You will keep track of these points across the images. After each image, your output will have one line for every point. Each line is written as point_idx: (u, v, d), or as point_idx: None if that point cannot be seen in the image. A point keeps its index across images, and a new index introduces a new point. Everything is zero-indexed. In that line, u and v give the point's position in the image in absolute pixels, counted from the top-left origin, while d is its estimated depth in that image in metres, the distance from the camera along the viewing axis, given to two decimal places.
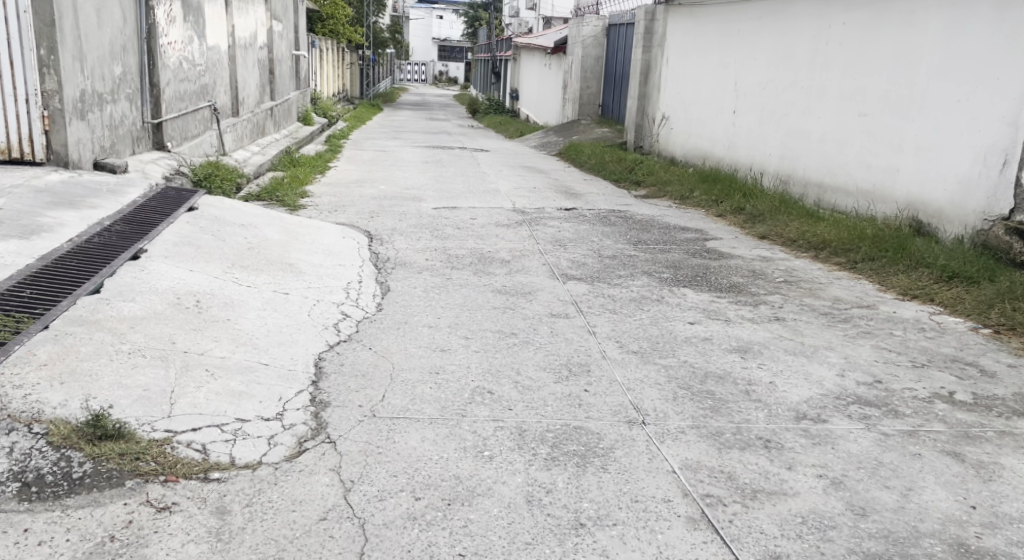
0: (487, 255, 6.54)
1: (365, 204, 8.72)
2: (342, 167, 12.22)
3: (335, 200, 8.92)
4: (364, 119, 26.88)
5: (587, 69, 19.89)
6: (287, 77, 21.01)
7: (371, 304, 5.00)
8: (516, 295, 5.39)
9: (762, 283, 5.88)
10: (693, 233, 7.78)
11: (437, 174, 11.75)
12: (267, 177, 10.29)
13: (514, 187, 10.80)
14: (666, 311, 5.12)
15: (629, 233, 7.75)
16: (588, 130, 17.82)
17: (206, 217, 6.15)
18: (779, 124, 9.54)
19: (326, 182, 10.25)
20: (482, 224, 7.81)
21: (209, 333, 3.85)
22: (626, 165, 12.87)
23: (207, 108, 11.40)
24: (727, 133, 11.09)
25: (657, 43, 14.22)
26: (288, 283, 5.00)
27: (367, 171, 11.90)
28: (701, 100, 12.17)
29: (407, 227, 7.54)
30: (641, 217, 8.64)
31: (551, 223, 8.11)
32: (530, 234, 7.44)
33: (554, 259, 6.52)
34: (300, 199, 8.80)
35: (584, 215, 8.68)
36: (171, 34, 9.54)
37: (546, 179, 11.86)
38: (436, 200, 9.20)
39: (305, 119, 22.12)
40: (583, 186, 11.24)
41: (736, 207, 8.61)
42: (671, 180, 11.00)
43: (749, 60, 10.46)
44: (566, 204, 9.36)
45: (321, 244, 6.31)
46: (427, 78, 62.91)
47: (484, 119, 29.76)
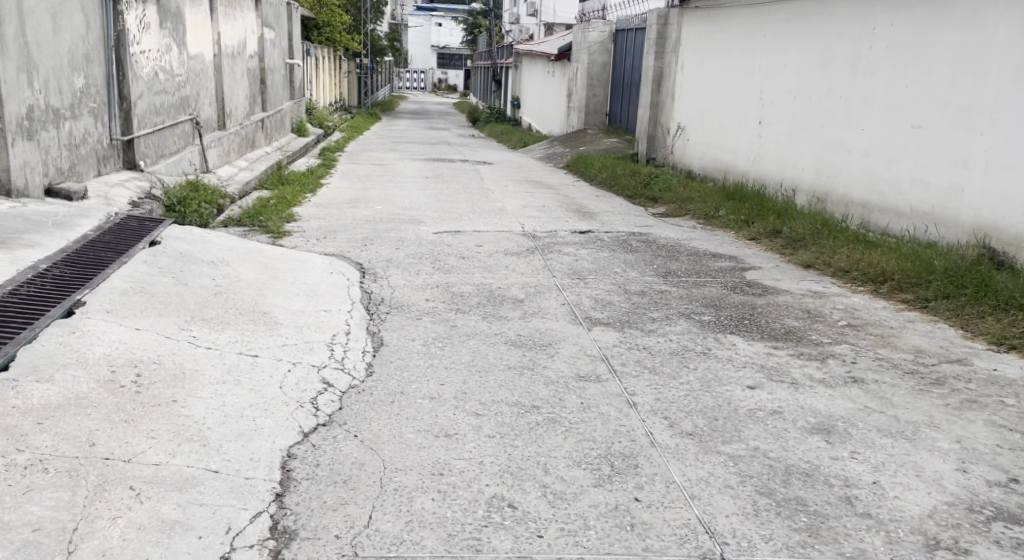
0: (497, 293, 5.66)
1: (359, 229, 7.86)
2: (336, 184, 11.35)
3: (327, 224, 8.07)
4: (360, 130, 26.03)
5: (594, 76, 19.08)
6: (281, 87, 20.20)
7: (359, 366, 4.11)
8: (534, 348, 4.51)
9: (822, 327, 5.01)
10: (725, 261, 6.90)
11: (438, 191, 10.87)
12: (252, 198, 9.43)
13: (520, 205, 9.93)
14: (716, 369, 4.24)
15: (655, 261, 6.88)
16: (596, 141, 16.96)
17: (169, 253, 5.27)
18: (813, 136, 8.68)
19: (316, 202, 9.37)
20: (490, 253, 6.94)
21: (141, 427, 2.96)
22: (640, 180, 12.01)
23: (187, 121, 10.54)
24: (752, 145, 10.24)
25: (671, 49, 13.36)
26: (259, 341, 4.11)
27: (362, 188, 11.03)
28: (720, 109, 11.32)
29: (406, 257, 6.68)
30: (664, 241, 7.76)
31: (566, 250, 7.23)
32: (544, 265, 6.57)
33: (575, 297, 5.64)
34: (285, 224, 7.93)
35: (600, 240, 7.80)
36: (144, 42, 8.69)
37: (555, 196, 10.98)
38: (437, 223, 8.33)
39: (299, 131, 21.29)
40: (595, 204, 10.37)
41: (771, 229, 7.73)
42: (692, 197, 10.13)
43: (776, 66, 9.61)
44: (578, 226, 8.49)
45: (304, 283, 5.43)
46: (427, 86, 62.12)
47: (486, 128, 28.91)
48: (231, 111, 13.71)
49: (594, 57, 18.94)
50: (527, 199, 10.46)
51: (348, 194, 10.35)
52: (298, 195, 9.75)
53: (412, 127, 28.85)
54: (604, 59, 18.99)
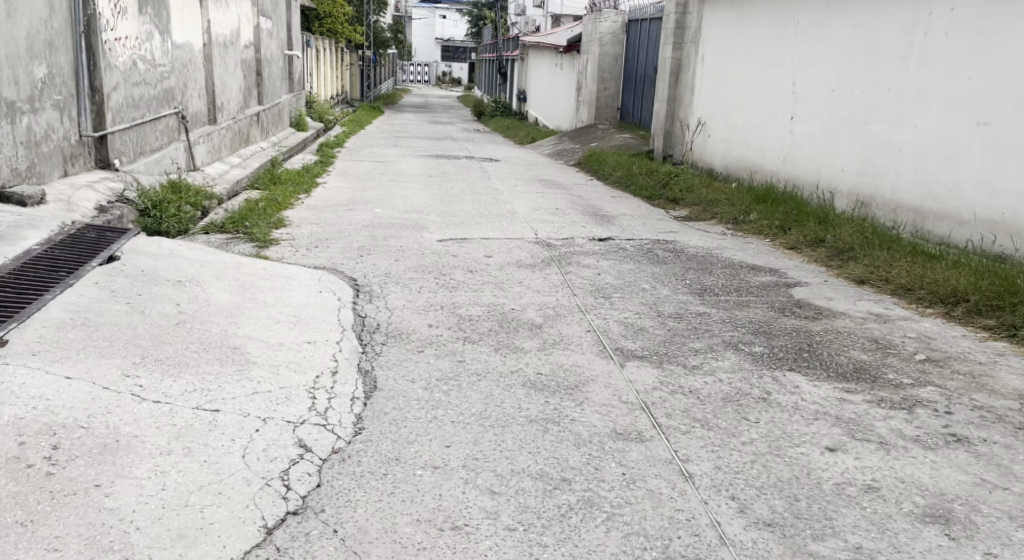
0: (510, 317, 4.91)
1: (355, 237, 7.09)
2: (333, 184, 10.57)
3: (321, 230, 7.30)
4: (361, 124, 25.23)
5: (605, 69, 18.29)
6: (278, 79, 19.45)
7: (346, 421, 3.33)
8: (558, 392, 3.75)
9: (897, 362, 4.23)
10: (767, 275, 6.11)
11: (442, 192, 10.10)
12: (240, 201, 8.67)
13: (531, 208, 9.14)
14: (783, 422, 3.47)
15: (686, 275, 6.12)
16: (609, 137, 16.17)
17: (128, 271, 4.52)
18: (855, 134, 7.90)
19: (309, 204, 8.62)
20: (501, 266, 6.17)
21: (41, 534, 2.39)
22: (659, 180, 11.23)
23: (171, 116, 9.77)
24: (782, 143, 9.46)
25: (691, 39, 12.59)
26: (222, 389, 3.33)
27: (361, 189, 10.26)
28: (746, 103, 10.53)
29: (407, 271, 5.91)
30: (693, 251, 6.98)
31: (586, 263, 6.46)
32: (562, 281, 5.79)
33: (602, 322, 4.88)
34: (273, 230, 7.17)
35: (620, 250, 7.01)
36: (119, 28, 7.94)
37: (568, 197, 10.20)
38: (442, 229, 7.56)
39: (298, 125, 20.55)
40: (612, 206, 9.58)
41: (813, 237, 6.95)
42: (718, 199, 9.35)
43: (810, 56, 8.83)
44: (596, 233, 7.70)
45: (286, 307, 4.65)
46: (431, 79, 61.34)
47: (492, 122, 28.13)
48: (222, 105, 12.94)
49: (605, 49, 18.13)
50: (538, 201, 9.67)
51: (345, 195, 9.58)
52: (290, 196, 8.99)
53: (415, 121, 28.06)
54: (615, 51, 18.19)
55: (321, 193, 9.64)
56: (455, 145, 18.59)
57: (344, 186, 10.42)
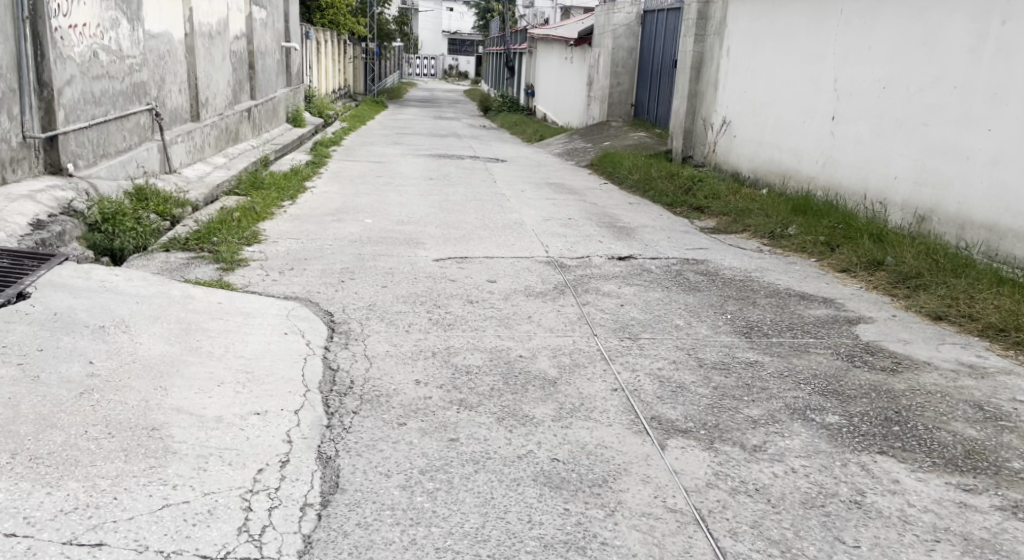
0: (518, 369, 4.00)
1: (340, 255, 6.17)
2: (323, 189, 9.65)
3: (300, 248, 6.37)
4: (363, 119, 24.31)
5: (619, 63, 17.33)
6: (274, 73, 18.56)
7: (287, 550, 2.44)
8: (581, 492, 2.83)
9: (1019, 441, 3.27)
10: (819, 307, 5.17)
11: (442, 199, 9.18)
12: (215, 210, 7.77)
13: (539, 218, 8.21)
14: (896, 551, 2.56)
15: (724, 306, 5.20)
16: (623, 136, 15.21)
17: (34, 314, 3.64)
18: (911, 137, 6.96)
19: (293, 214, 7.74)
20: (506, 296, 5.25)
21: None
22: (681, 185, 10.27)
23: (143, 112, 8.89)
24: (821, 147, 8.52)
25: (714, 31, 11.67)
26: (113, 508, 2.49)
27: (354, 194, 9.33)
28: (779, 103, 9.60)
29: (395, 303, 4.99)
30: (727, 273, 6.05)
31: (605, 290, 5.54)
32: (578, 316, 4.87)
33: (629, 376, 3.94)
34: (245, 246, 6.29)
35: (643, 272, 6.07)
36: (74, 14, 7.08)
37: (582, 205, 9.26)
38: (440, 247, 6.65)
39: (295, 121, 19.68)
40: (630, 216, 8.64)
41: (869, 258, 6.01)
42: (750, 209, 8.39)
43: (855, 50, 7.90)
44: (613, 251, 6.77)
45: (238, 360, 3.71)
46: (438, 73, 60.47)
47: (499, 118, 27.17)
48: (207, 100, 12.04)
49: (619, 41, 17.17)
50: (546, 209, 8.75)
51: (335, 202, 8.66)
52: (271, 205, 8.05)
53: (420, 117, 27.14)
54: (630, 44, 17.22)
55: (309, 200, 8.71)
56: (459, 143, 17.66)
57: (336, 191, 9.50)
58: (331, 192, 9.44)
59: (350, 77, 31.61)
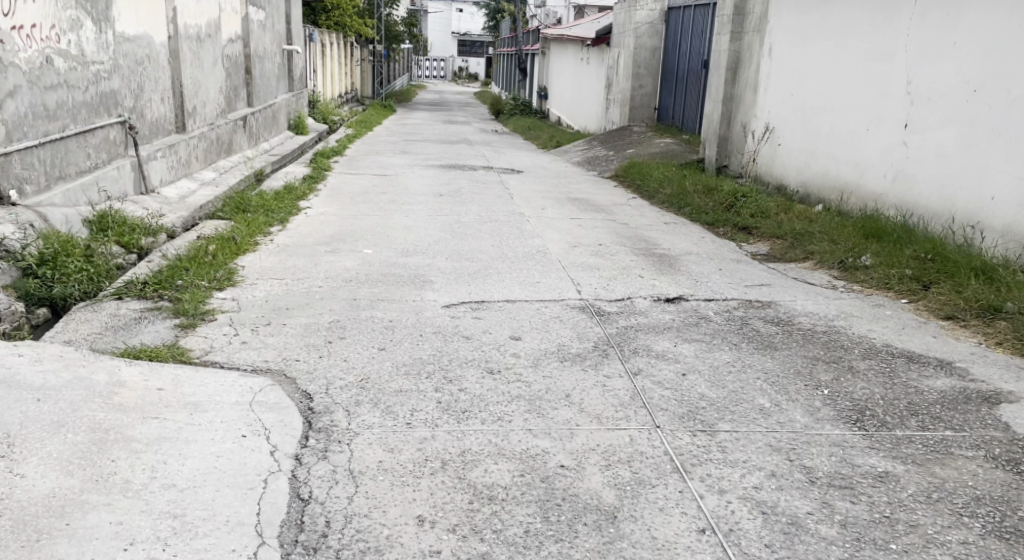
0: (557, 489, 2.92)
1: (330, 302, 5.10)
2: (319, 209, 8.60)
3: (282, 291, 5.28)
4: (369, 125, 23.27)
5: (642, 64, 16.21)
6: (275, 77, 17.54)
7: None
8: None
9: None
10: (937, 375, 4.05)
11: (453, 222, 8.11)
12: (189, 240, 6.74)
13: (564, 246, 7.12)
14: None
15: (813, 375, 4.09)
16: (649, 143, 14.08)
17: None
18: (1014, 152, 5.95)
19: (281, 245, 6.68)
20: (534, 363, 4.16)
21: None
22: (721, 202, 9.15)
23: (114, 125, 7.85)
24: (888, 159, 7.46)
25: (753, 28, 10.58)
26: None
27: (354, 216, 8.26)
28: (836, 107, 8.53)
29: (395, 375, 3.91)
30: (803, 323, 4.93)
31: (658, 349, 4.43)
32: (630, 393, 3.76)
33: (718, 504, 2.84)
34: (214, 288, 5.24)
35: (700, 322, 4.95)
36: (19, 14, 6.06)
37: (612, 227, 8.16)
38: (451, 289, 5.57)
39: (298, 128, 18.64)
40: (670, 241, 7.53)
41: (981, 302, 4.90)
42: (810, 232, 7.28)
43: (933, 48, 6.85)
44: (657, 291, 5.67)
45: (166, 495, 2.71)
46: (449, 76, 59.53)
47: (512, 122, 26.05)
48: (194, 109, 11.00)
49: (641, 40, 16.06)
50: (571, 234, 7.65)
51: (330, 228, 7.57)
52: (253, 233, 6.98)
53: (430, 122, 26.06)
54: (652, 44, 16.11)
55: (301, 226, 7.63)
56: (472, 151, 16.53)
57: (335, 213, 8.45)
58: (328, 213, 8.40)
59: (358, 81, 30.61)
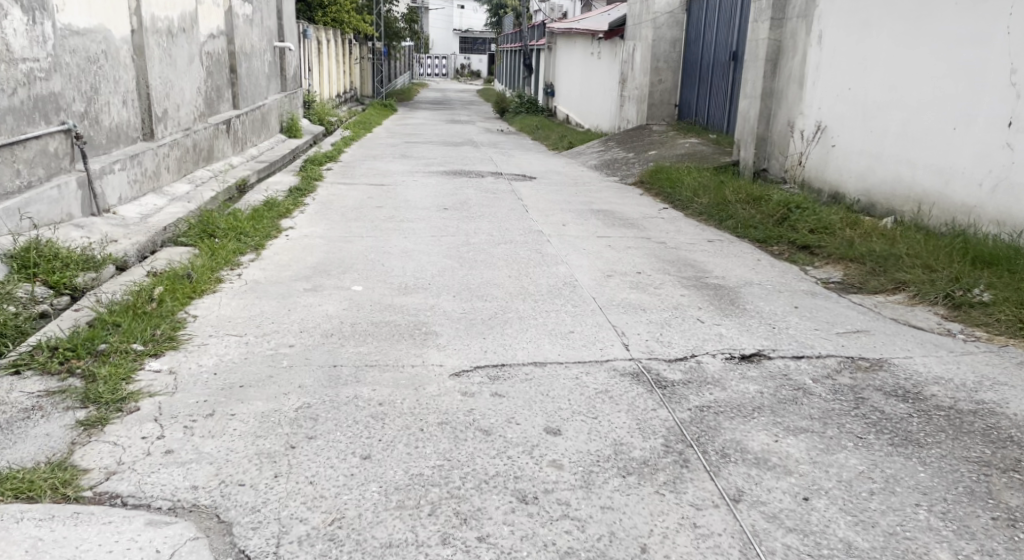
0: None
1: (305, 372, 3.84)
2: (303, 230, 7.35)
3: (239, 357, 4.01)
4: (368, 125, 21.95)
5: (661, 56, 14.98)
6: (263, 76, 16.26)
7: None
8: None
9: None
10: None
11: (460, 246, 6.85)
12: (135, 276, 5.49)
13: (597, 278, 5.86)
14: None
15: (994, 498, 2.85)
16: (674, 145, 12.82)
17: None
18: None
19: (249, 283, 5.42)
20: (585, 481, 2.91)
21: None
22: (771, 214, 7.88)
23: (55, 135, 6.61)
24: (987, 167, 6.30)
25: (797, 13, 9.33)
26: None
27: (344, 239, 7.00)
28: (908, 103, 7.27)
29: (384, 512, 2.71)
30: (937, 395, 3.68)
31: (754, 447, 3.17)
32: (737, 548, 2.61)
33: None
34: (150, 351, 3.99)
35: (798, 396, 3.68)
36: None
37: (648, 248, 6.91)
38: (463, 346, 4.32)
39: (290, 130, 17.37)
40: (722, 267, 6.26)
41: None
42: (892, 255, 6.01)
43: None
44: (725, 343, 4.41)
45: None
46: (450, 72, 58.29)
47: (518, 120, 24.77)
48: (164, 113, 9.76)
49: (660, 31, 14.81)
50: (602, 260, 6.40)
51: (312, 257, 6.30)
52: (214, 268, 5.71)
53: (432, 121, 24.77)
54: (673, 35, 14.86)
55: (278, 255, 6.38)
56: (478, 154, 15.26)
57: (323, 235, 7.19)
58: (315, 235, 7.15)
59: (357, 79, 29.31)
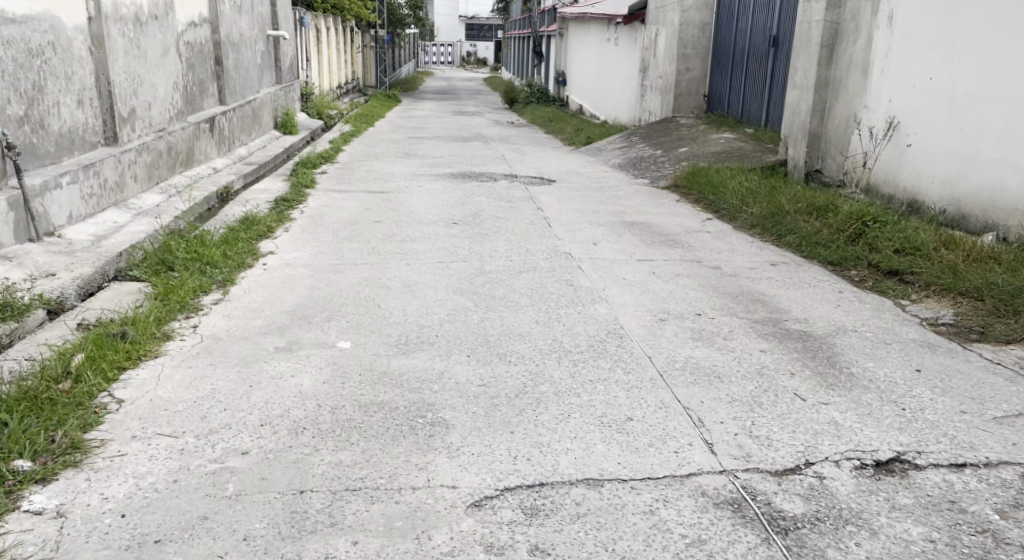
0: None
1: (254, 511, 2.74)
2: (283, 258, 6.14)
3: (166, 480, 2.88)
4: (370, 118, 20.69)
5: (689, 43, 13.79)
6: (256, 69, 15.07)
7: None
8: None
9: None
10: None
11: (472, 277, 5.68)
12: (62, 329, 4.32)
13: (646, 325, 4.66)
14: None
15: None
16: (707, 142, 11.59)
17: None
18: None
19: (205, 340, 4.26)
20: None
21: None
22: (841, 229, 6.65)
23: None
24: None
25: None
26: None
27: (333, 270, 5.84)
28: (1017, 97, 6.10)
29: None
30: None
31: None
32: None
33: None
34: (37, 471, 2.87)
35: (989, 547, 2.59)
36: None
37: (700, 277, 5.73)
38: (484, 450, 3.12)
39: (285, 126, 16.17)
40: (798, 304, 5.05)
41: None
42: (1018, 288, 4.78)
43: None
44: (843, 437, 3.18)
45: None
46: (455, 61, 57.00)
47: (528, 111, 23.50)
48: (130, 113, 8.59)
49: (688, 15, 13.55)
50: (650, 298, 5.20)
51: (291, 300, 5.09)
52: (162, 321, 4.49)
53: (438, 113, 23.52)
54: (702, 19, 13.63)
55: (253, 296, 5.17)
56: (489, 152, 14.03)
57: (307, 264, 5.98)
58: (299, 265, 5.95)
59: (359, 70, 28.08)
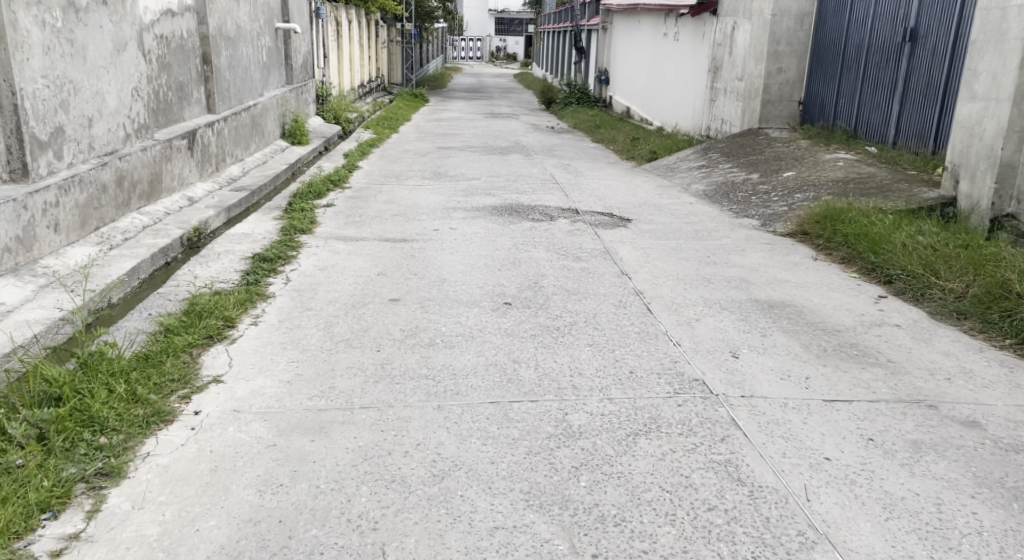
0: None
1: None
2: (225, 407, 3.63)
3: None
4: (395, 122, 18.25)
5: (783, 37, 11.18)
6: (258, 67, 12.62)
7: None
8: None
9: None
10: None
11: (548, 454, 3.23)
12: None
13: None
14: None
15: None
16: (823, 166, 8.98)
17: None
18: None
19: None
20: None
21: None
22: None
23: None
24: None
25: None
26: None
27: (313, 433, 3.40)
28: None
29: None
30: None
31: None
32: None
33: None
34: None
35: None
36: None
37: (962, 460, 3.21)
38: None
39: (292, 135, 13.74)
40: None
41: None
42: None
43: None
44: None
45: None
46: (485, 57, 54.51)
47: (570, 114, 20.90)
48: (55, 134, 6.18)
49: (784, 2, 10.98)
50: (913, 532, 2.78)
51: (208, 548, 2.70)
52: None
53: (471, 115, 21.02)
54: (800, 7, 11.04)
55: (143, 532, 2.77)
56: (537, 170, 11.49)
57: (264, 425, 3.47)
58: (249, 428, 3.43)
59: (383, 65, 25.62)
